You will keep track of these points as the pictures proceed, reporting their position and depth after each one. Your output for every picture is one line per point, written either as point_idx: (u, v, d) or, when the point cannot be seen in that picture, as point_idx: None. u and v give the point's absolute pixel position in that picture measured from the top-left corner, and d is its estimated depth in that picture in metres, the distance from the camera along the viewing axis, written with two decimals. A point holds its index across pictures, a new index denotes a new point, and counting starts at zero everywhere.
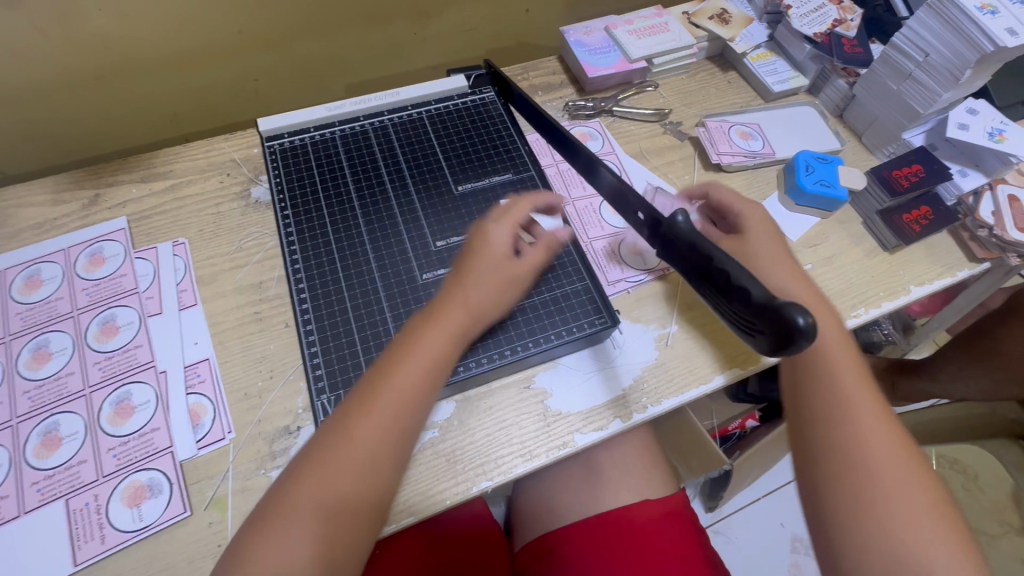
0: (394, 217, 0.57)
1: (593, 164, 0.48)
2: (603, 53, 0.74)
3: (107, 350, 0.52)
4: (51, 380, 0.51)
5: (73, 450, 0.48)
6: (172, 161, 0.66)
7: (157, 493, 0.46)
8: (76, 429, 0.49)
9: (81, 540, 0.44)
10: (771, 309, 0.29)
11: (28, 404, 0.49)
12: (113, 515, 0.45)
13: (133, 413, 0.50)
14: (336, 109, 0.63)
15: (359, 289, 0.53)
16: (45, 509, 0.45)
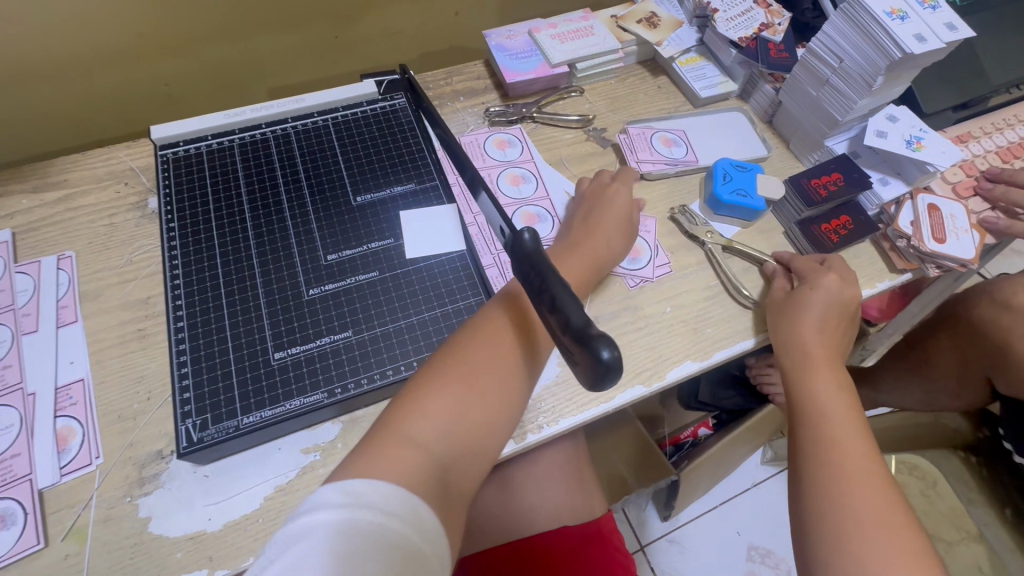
0: (288, 229, 0.55)
1: (474, 184, 0.45)
2: (525, 58, 0.72)
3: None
4: None
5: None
6: (67, 170, 0.63)
7: (10, 524, 0.44)
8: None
9: None
10: (583, 337, 0.27)
11: None
12: None
13: None
14: (236, 117, 0.61)
15: (240, 305, 0.50)
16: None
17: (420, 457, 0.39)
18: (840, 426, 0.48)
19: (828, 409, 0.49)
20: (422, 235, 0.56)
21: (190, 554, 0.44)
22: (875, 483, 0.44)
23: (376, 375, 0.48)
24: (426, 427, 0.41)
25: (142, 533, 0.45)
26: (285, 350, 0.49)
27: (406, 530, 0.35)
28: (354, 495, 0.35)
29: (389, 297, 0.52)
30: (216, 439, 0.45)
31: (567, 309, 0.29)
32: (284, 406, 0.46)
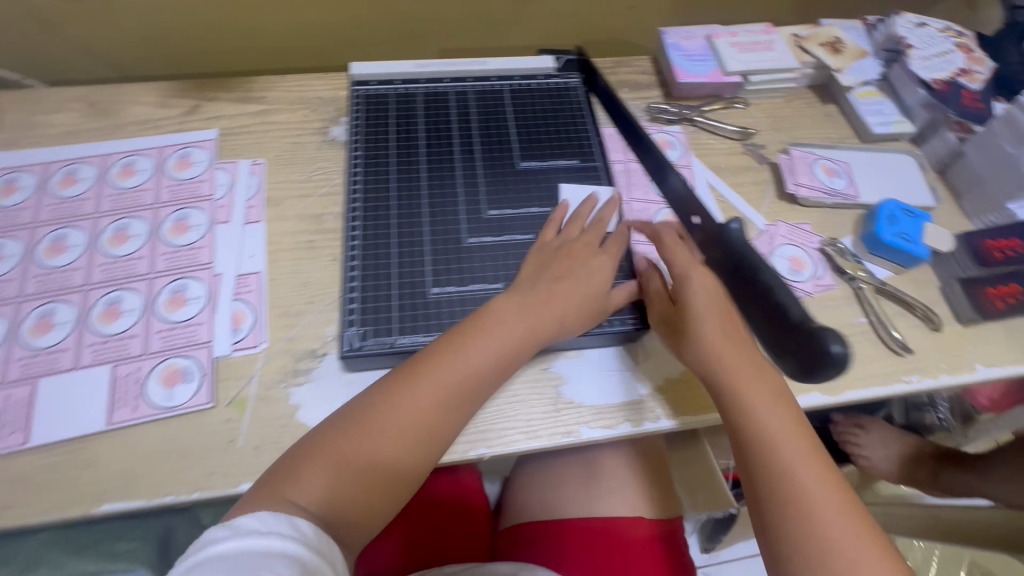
0: (455, 179, 0.58)
1: (663, 167, 0.53)
2: (699, 61, 0.72)
3: (177, 244, 0.57)
4: (125, 259, 0.56)
5: (129, 325, 0.52)
6: (267, 88, 0.70)
7: (190, 380, 0.50)
8: (136, 307, 0.53)
9: (118, 403, 0.49)
10: (813, 334, 0.34)
11: (102, 275, 0.55)
12: (149, 389, 0.50)
13: (185, 304, 0.54)
14: (425, 67, 0.65)
15: (407, 238, 0.54)
16: (96, 369, 0.50)
17: (309, 505, 0.40)
18: (785, 448, 0.42)
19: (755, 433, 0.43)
20: (578, 210, 0.58)
21: None
22: (840, 508, 0.40)
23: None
24: (335, 466, 0.42)
25: (290, 418, 0.50)
26: (441, 287, 0.52)
27: (316, 554, 0.36)
28: (238, 526, 0.35)
29: None
30: (373, 351, 0.49)
31: (790, 307, 0.37)
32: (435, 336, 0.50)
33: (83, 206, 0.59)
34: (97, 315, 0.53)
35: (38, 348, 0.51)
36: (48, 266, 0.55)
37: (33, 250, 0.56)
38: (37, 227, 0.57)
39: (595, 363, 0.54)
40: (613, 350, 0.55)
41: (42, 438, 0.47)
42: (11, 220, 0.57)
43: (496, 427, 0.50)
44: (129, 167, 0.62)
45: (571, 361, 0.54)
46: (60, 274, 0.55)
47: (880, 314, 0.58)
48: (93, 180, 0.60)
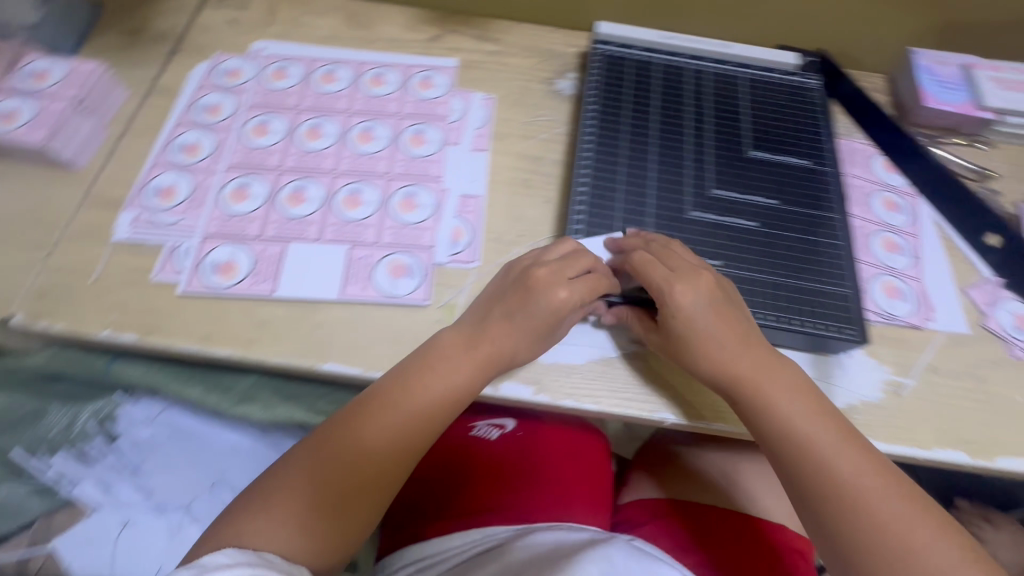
0: (683, 153, 0.59)
1: None
2: (951, 89, 0.67)
3: (413, 154, 0.62)
4: (368, 156, 0.61)
5: (366, 215, 0.57)
6: (504, 32, 0.73)
7: (412, 276, 0.54)
8: (374, 201, 0.58)
9: (350, 280, 0.54)
10: None
11: (348, 166, 0.60)
12: (377, 275, 0.54)
13: (415, 209, 0.58)
14: (667, 39, 0.66)
15: (632, 198, 0.56)
16: (335, 246, 0.55)
17: (292, 518, 0.45)
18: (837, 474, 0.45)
19: (780, 425, 0.47)
20: (804, 210, 0.56)
21: (526, 369, 0.52)
22: (883, 483, 0.45)
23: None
24: (290, 526, 0.45)
25: None
26: None
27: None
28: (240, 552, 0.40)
29: (759, 250, 0.54)
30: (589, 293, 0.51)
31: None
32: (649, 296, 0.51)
33: (338, 102, 0.65)
34: (340, 200, 0.58)
35: (289, 216, 0.57)
36: (305, 148, 0.61)
37: (294, 132, 0.62)
38: (299, 112, 0.64)
39: None
40: (809, 357, 0.54)
41: (286, 293, 0.53)
42: (278, 101, 0.64)
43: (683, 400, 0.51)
44: (379, 77, 0.67)
45: None
46: (314, 157, 0.61)
47: None
48: (348, 82, 0.66)
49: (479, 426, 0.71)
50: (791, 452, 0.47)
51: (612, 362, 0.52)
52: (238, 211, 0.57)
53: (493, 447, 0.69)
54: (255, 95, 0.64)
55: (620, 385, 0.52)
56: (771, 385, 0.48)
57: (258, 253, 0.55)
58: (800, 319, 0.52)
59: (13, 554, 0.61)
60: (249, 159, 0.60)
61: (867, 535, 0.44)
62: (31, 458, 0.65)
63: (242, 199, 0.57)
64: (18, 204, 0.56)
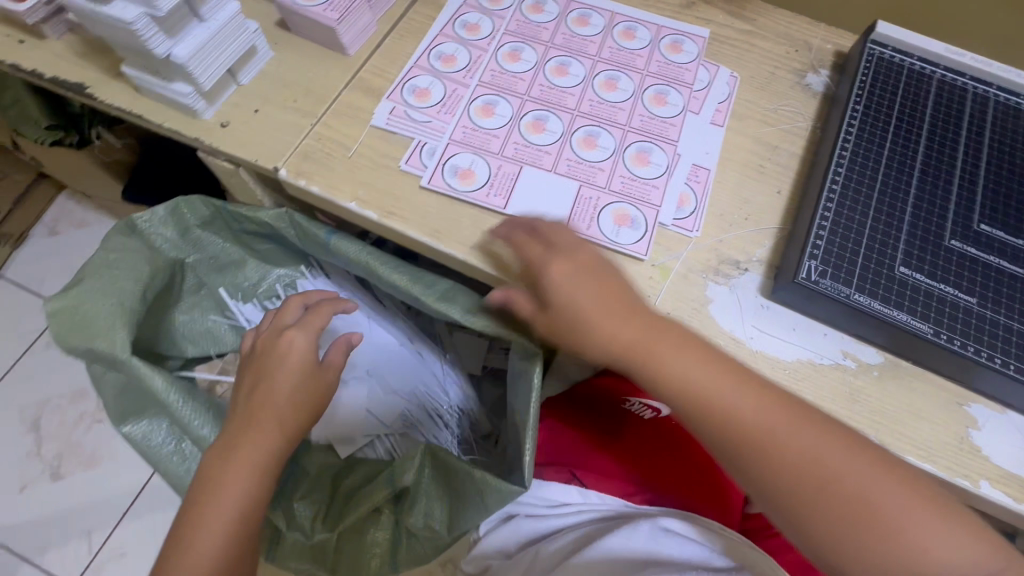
0: (951, 178, 0.54)
1: None
2: None
3: (653, 112, 0.62)
4: (609, 104, 0.62)
5: (600, 159, 0.59)
6: (761, 14, 0.70)
7: (635, 228, 0.55)
8: (608, 148, 0.59)
9: (577, 216, 0.55)
10: None
11: (588, 109, 0.61)
12: (602, 218, 0.55)
13: (647, 165, 0.58)
14: (954, 55, 0.60)
15: (887, 209, 0.52)
16: (566, 181, 0.57)
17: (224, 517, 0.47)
18: (825, 460, 0.43)
19: (732, 418, 0.45)
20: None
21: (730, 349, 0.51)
22: (829, 438, 0.44)
23: (983, 353, 0.47)
24: (224, 504, 0.48)
25: (702, 307, 0.53)
26: (910, 270, 0.50)
27: None
28: None
29: (1022, 299, 0.49)
30: (825, 291, 0.49)
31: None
32: (888, 311, 0.48)
33: (586, 47, 0.66)
34: (578, 139, 0.60)
35: (529, 142, 0.59)
36: (551, 83, 0.63)
37: (543, 65, 0.64)
38: (549, 47, 0.65)
39: (1020, 428, 0.49)
40: None
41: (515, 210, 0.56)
42: (532, 33, 0.66)
43: (890, 428, 0.49)
44: (630, 31, 0.67)
45: (993, 412, 0.49)
46: (558, 94, 0.62)
47: None
48: (599, 30, 0.67)
49: (634, 402, 0.69)
50: (743, 439, 0.45)
51: (820, 369, 0.51)
52: (484, 126, 0.60)
53: (644, 426, 0.68)
54: (512, 23, 0.67)
55: (826, 394, 0.50)
56: (665, 347, 0.47)
57: (495, 169, 0.58)
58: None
59: (206, 373, 0.71)
60: (499, 81, 0.63)
61: (833, 498, 0.43)
62: (231, 300, 0.72)
63: (488, 116, 0.60)
64: (296, 74, 0.62)
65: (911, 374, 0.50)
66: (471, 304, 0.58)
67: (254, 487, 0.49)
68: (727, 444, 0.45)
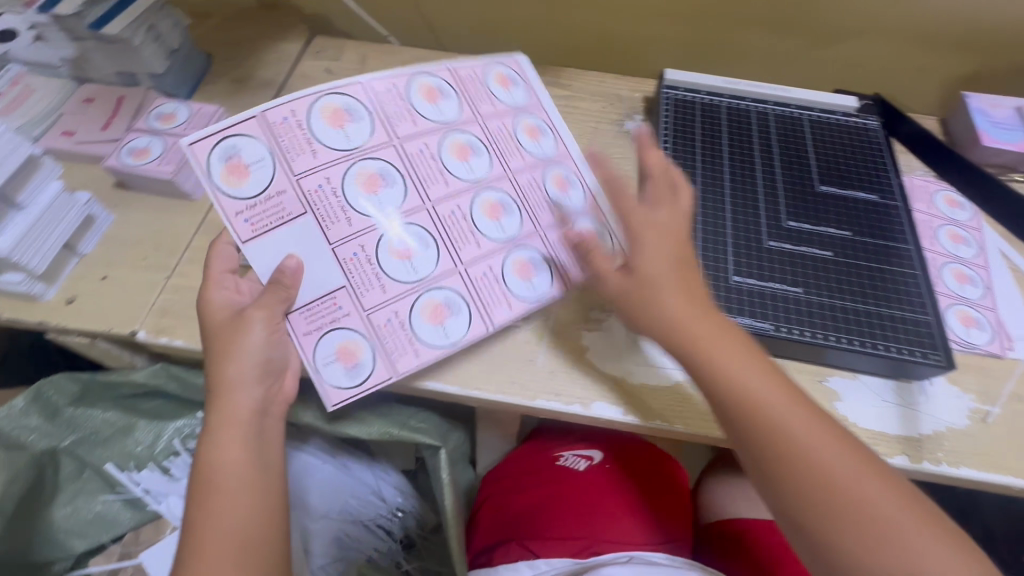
0: (756, 188, 0.62)
1: None
2: (1008, 130, 0.70)
3: (507, 278, 0.55)
4: (490, 138, 0.60)
5: (416, 288, 0.53)
6: (574, 79, 0.79)
7: (456, 313, 0.53)
8: (417, 274, 0.53)
9: (363, 287, 0.52)
10: None
11: (482, 129, 0.60)
12: (421, 313, 0.53)
13: (499, 219, 0.57)
14: (732, 84, 0.71)
15: (712, 228, 0.59)
16: (334, 267, 0.51)
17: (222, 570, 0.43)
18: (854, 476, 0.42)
19: (789, 428, 0.43)
20: (876, 243, 0.59)
21: (613, 389, 0.54)
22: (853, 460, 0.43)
23: (818, 333, 0.53)
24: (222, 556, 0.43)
25: (582, 358, 0.55)
26: (742, 277, 0.56)
27: None
28: None
29: (838, 278, 0.56)
30: None
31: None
32: (733, 318, 0.53)
33: (501, 140, 0.60)
34: (391, 245, 0.53)
35: (344, 192, 0.53)
36: (447, 164, 0.57)
37: (452, 130, 0.59)
38: (484, 123, 0.60)
39: (874, 391, 0.54)
40: (892, 385, 0.55)
41: (249, 236, 0.50)
42: (475, 92, 0.61)
43: None
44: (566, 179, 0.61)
45: (848, 382, 0.55)
46: (435, 171, 0.56)
47: None
48: (540, 155, 0.61)
49: (566, 455, 0.71)
50: (784, 457, 0.43)
51: (697, 385, 0.54)
52: (322, 141, 0.53)
53: (578, 476, 0.68)
54: (469, 74, 0.62)
55: (708, 408, 0.53)
56: (712, 348, 0.46)
57: (272, 189, 0.51)
58: (885, 344, 0.53)
59: (103, 564, 0.65)
60: (385, 103, 0.57)
61: (836, 498, 0.42)
62: (122, 472, 0.66)
63: (339, 123, 0.54)
64: (142, 230, 0.62)
65: None
66: (366, 417, 0.58)
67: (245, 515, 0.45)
68: (772, 458, 0.43)
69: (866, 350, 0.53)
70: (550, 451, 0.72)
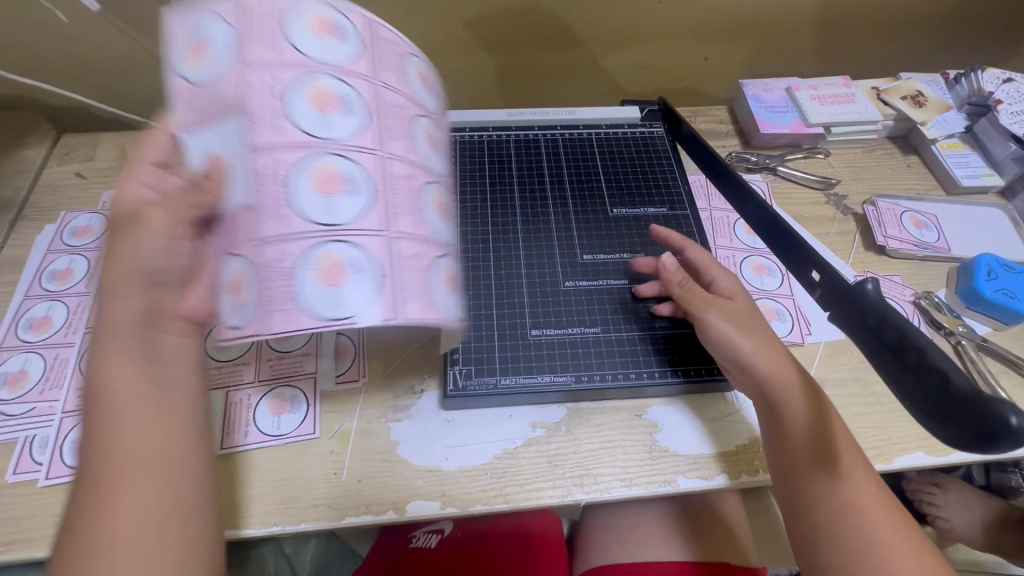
0: (549, 223, 0.61)
1: (807, 256, 0.42)
2: (780, 112, 0.73)
3: (432, 287, 0.41)
4: (394, 117, 0.41)
5: (323, 235, 0.37)
6: None
7: (362, 280, 0.37)
8: (439, 236, 0.43)
9: (276, 297, 0.36)
10: (976, 402, 0.28)
11: (381, 107, 0.41)
12: (308, 292, 0.37)
13: (337, 191, 0.37)
14: (516, 116, 0.69)
15: (505, 279, 0.57)
16: (244, 177, 0.36)
17: None
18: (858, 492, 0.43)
19: (811, 438, 0.45)
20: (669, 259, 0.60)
21: (427, 482, 0.50)
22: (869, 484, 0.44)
23: (608, 375, 0.53)
24: None
25: (391, 453, 0.51)
26: (540, 328, 0.55)
27: None
28: None
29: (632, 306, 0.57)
30: (475, 390, 0.51)
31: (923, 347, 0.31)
32: (524, 378, 0.52)
33: (394, 119, 0.41)
34: (441, 272, 0.43)
35: (289, 106, 0.37)
36: (290, 108, 0.37)
37: (325, 74, 0.38)
38: (379, 85, 0.41)
39: (689, 413, 0.54)
40: (705, 402, 0.55)
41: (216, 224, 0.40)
42: (385, 57, 0.42)
43: (593, 473, 0.51)
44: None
45: (663, 410, 0.54)
46: (270, 113, 0.36)
47: (982, 370, 0.57)
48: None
49: (417, 536, 0.67)
50: (819, 476, 0.44)
51: (516, 454, 0.52)
52: (295, 118, 0.37)
53: (429, 553, 0.64)
54: (389, 39, 0.43)
55: (530, 475, 0.51)
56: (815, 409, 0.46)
57: (231, 66, 0.37)
58: (681, 368, 0.54)
59: None
60: (247, 23, 0.37)
61: (842, 523, 0.43)
62: None
63: (198, 62, 0.37)
64: None
65: (591, 411, 0.54)
66: None
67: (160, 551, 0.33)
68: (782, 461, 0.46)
69: (662, 378, 0.53)
70: (403, 536, 0.68)
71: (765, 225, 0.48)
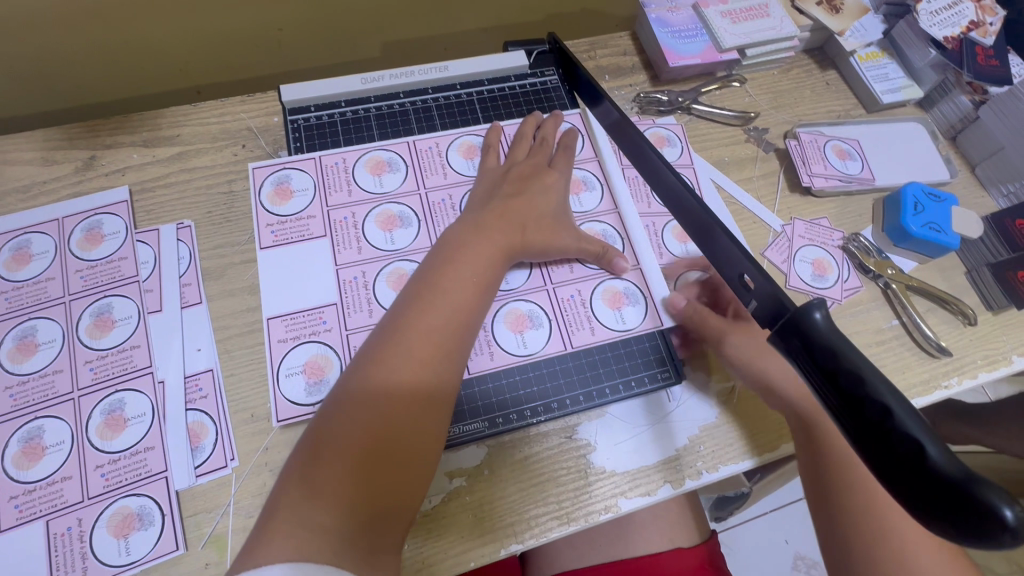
0: (448, 213, 0.52)
1: (706, 223, 0.38)
2: (688, 38, 0.63)
3: (496, 335, 0.48)
4: (434, 214, 0.52)
5: None
6: (181, 124, 0.56)
7: None
8: (512, 285, 0.50)
9: None
10: (961, 486, 0.22)
11: (430, 202, 0.52)
12: None
13: None
14: (373, 82, 0.56)
15: None
16: (333, 287, 0.48)
17: (306, 549, 0.31)
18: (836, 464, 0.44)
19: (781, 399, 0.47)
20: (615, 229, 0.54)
21: None
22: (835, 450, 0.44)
23: (540, 409, 0.47)
24: (318, 518, 0.33)
25: None
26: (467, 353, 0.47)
27: None
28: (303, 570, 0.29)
29: (564, 313, 0.50)
30: None
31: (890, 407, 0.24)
32: (460, 428, 0.46)
33: (441, 212, 0.52)
34: (506, 315, 0.49)
35: (363, 231, 0.51)
36: (367, 233, 0.50)
37: (388, 201, 0.52)
38: (426, 193, 0.53)
39: (623, 421, 0.48)
40: (640, 404, 0.49)
41: (280, 314, 0.48)
42: (430, 166, 0.54)
43: (524, 515, 0.44)
44: (586, 185, 0.55)
45: (594, 424, 0.48)
46: (353, 239, 0.50)
47: (913, 314, 0.54)
48: None
49: None
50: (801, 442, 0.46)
51: (437, 514, 0.44)
52: (369, 240, 0.50)
53: None
54: (429, 145, 0.55)
55: (456, 537, 0.43)
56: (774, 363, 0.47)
57: (305, 212, 0.51)
58: (611, 379, 0.49)
59: None
60: (327, 175, 0.53)
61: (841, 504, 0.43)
62: None
63: (284, 200, 0.51)
64: None
65: (516, 443, 0.46)
66: None
67: (355, 469, 0.34)
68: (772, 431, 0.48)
69: (588, 403, 0.48)
70: None
71: (679, 209, 0.41)
